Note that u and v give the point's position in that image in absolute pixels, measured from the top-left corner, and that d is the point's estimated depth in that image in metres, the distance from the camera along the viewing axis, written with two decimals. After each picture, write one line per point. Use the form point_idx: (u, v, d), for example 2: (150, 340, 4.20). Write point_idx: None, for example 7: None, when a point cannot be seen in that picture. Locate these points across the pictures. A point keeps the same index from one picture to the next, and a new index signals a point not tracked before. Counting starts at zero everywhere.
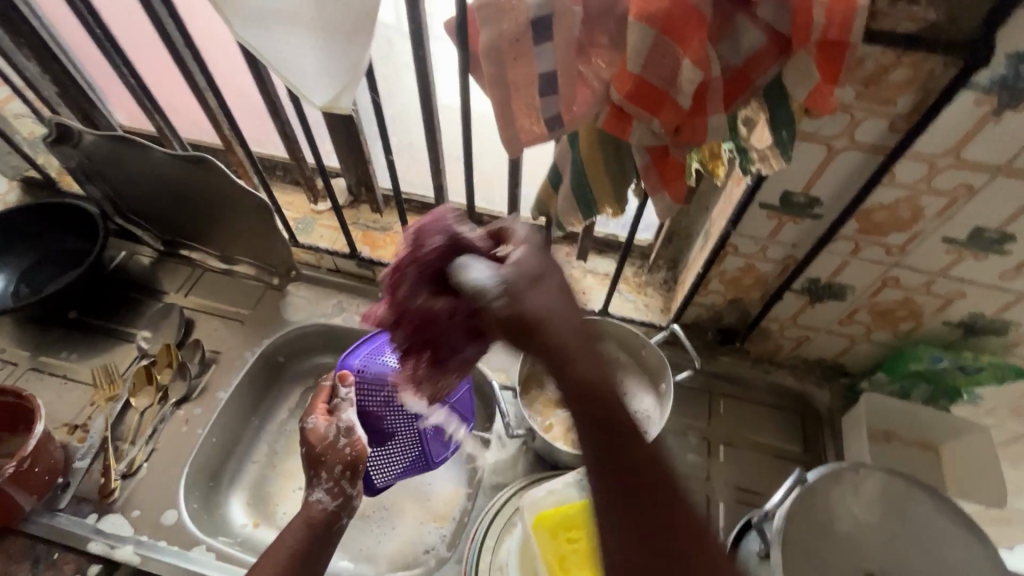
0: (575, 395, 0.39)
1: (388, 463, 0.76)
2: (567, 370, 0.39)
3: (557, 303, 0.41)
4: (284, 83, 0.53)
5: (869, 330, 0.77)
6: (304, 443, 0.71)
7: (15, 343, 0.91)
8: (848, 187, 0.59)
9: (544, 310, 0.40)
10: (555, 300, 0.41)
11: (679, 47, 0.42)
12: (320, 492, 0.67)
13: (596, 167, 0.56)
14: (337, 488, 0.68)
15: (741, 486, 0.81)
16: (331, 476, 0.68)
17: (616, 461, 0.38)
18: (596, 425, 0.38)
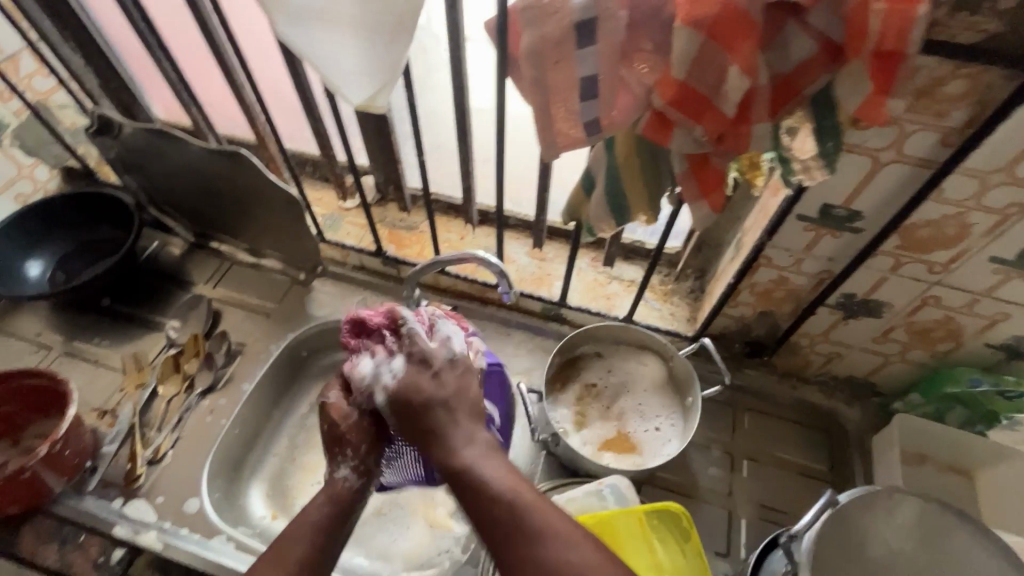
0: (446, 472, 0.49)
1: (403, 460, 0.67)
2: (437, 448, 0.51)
3: (428, 382, 0.55)
4: (323, 80, 0.54)
5: (905, 348, 0.74)
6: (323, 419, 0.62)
7: (50, 327, 0.93)
8: (892, 202, 0.57)
9: (418, 392, 0.54)
10: (429, 380, 0.54)
11: (726, 54, 0.41)
12: (346, 468, 0.59)
13: (631, 173, 0.56)
14: (363, 466, 0.60)
15: (766, 504, 0.79)
16: (357, 453, 0.60)
17: (495, 544, 0.44)
18: (460, 494, 0.47)
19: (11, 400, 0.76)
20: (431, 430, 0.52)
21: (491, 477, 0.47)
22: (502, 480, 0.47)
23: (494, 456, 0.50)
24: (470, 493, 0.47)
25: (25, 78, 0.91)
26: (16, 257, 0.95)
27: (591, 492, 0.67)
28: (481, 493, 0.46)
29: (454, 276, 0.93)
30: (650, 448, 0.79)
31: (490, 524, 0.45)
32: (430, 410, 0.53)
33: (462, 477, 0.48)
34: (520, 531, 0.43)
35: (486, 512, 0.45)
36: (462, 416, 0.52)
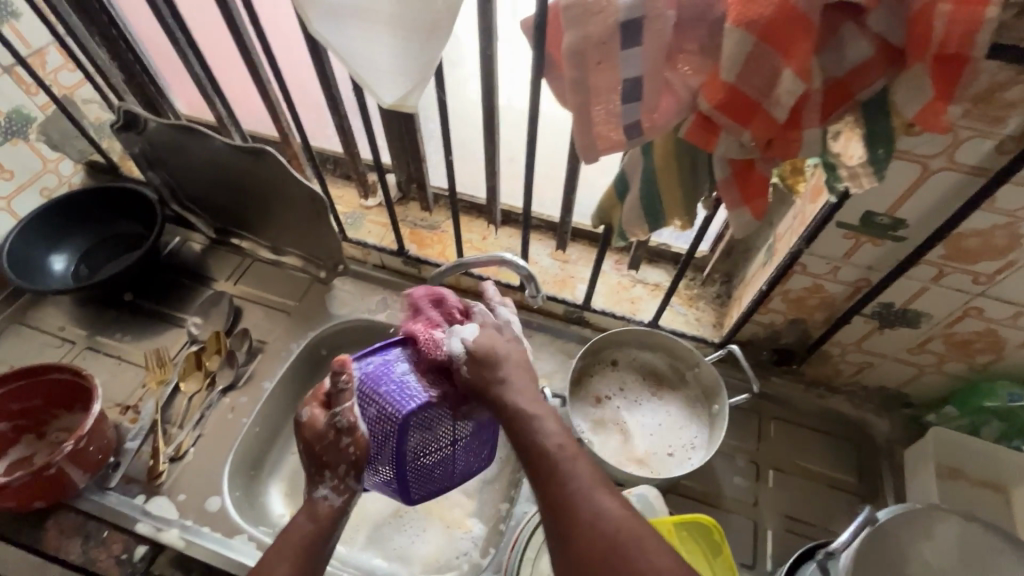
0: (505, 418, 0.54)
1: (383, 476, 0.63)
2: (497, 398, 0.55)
3: (500, 342, 0.58)
4: (355, 78, 0.53)
5: (942, 360, 0.72)
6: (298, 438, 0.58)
7: (74, 322, 0.94)
8: (939, 210, 0.55)
9: (490, 349, 0.57)
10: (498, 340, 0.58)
11: (780, 57, 0.40)
12: (325, 488, 0.57)
13: (669, 177, 0.54)
14: (343, 486, 0.57)
15: (793, 515, 0.77)
16: (335, 475, 0.57)
17: (540, 483, 0.49)
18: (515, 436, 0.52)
19: (37, 394, 0.76)
20: (501, 381, 0.56)
21: (550, 433, 0.51)
22: (558, 437, 0.51)
23: (553, 414, 0.54)
24: (525, 439, 0.52)
25: (52, 73, 0.92)
26: (40, 251, 0.95)
27: None
28: (539, 443, 0.51)
29: (477, 276, 0.92)
30: (673, 458, 0.78)
31: (544, 472, 0.49)
32: (501, 365, 0.56)
33: (521, 422, 0.53)
34: (570, 482, 0.48)
35: (540, 462, 0.50)
36: (518, 379, 0.56)
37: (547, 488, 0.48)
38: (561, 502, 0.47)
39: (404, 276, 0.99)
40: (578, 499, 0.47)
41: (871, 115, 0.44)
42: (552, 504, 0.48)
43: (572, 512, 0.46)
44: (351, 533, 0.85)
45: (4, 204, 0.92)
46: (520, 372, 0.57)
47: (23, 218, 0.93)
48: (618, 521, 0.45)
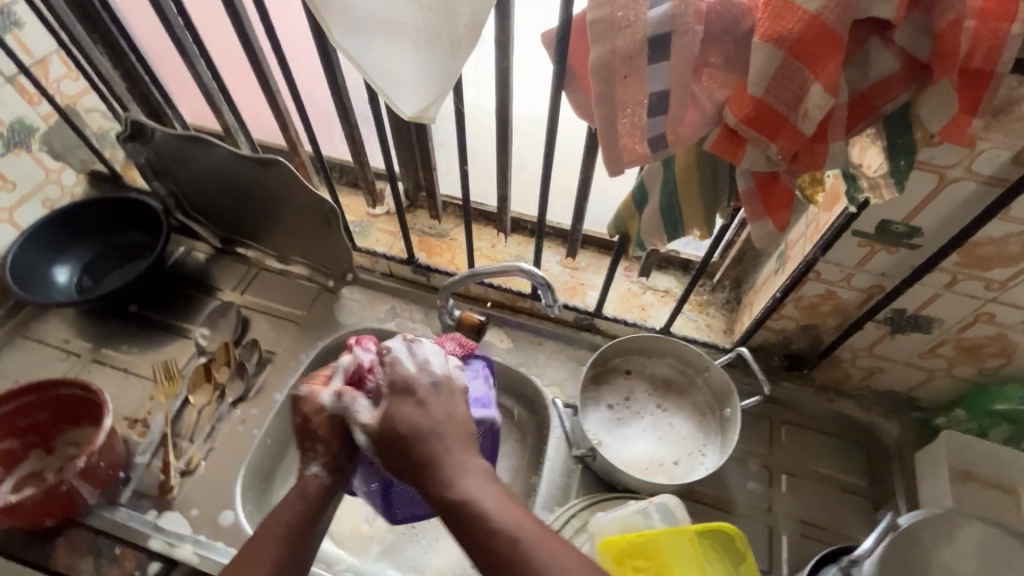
0: (439, 508, 0.45)
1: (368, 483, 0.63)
2: (426, 485, 0.46)
3: (416, 415, 0.49)
4: (375, 89, 0.52)
5: (952, 364, 0.73)
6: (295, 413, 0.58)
7: (79, 334, 0.93)
8: (955, 219, 0.56)
9: (408, 426, 0.48)
10: (414, 413, 0.49)
11: (808, 72, 0.40)
12: (315, 466, 0.55)
13: (689, 188, 0.55)
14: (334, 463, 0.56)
15: (807, 520, 0.78)
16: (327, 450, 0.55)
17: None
18: (455, 527, 0.43)
19: (45, 410, 0.75)
20: (426, 462, 0.46)
21: (489, 509, 0.43)
22: (498, 510, 0.43)
23: (489, 479, 0.46)
24: (468, 529, 0.43)
25: (55, 82, 0.91)
26: (43, 263, 0.93)
27: (637, 510, 0.66)
28: (481, 528, 0.43)
29: (487, 284, 0.92)
30: (686, 466, 0.78)
31: (493, 563, 0.42)
32: (416, 444, 0.47)
33: (462, 509, 0.44)
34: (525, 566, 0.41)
35: (486, 550, 0.42)
36: (453, 445, 0.47)
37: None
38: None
39: (412, 284, 0.98)
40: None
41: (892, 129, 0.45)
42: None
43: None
44: (364, 545, 0.84)
45: (6, 215, 0.90)
46: (443, 440, 0.47)
47: (26, 229, 0.92)
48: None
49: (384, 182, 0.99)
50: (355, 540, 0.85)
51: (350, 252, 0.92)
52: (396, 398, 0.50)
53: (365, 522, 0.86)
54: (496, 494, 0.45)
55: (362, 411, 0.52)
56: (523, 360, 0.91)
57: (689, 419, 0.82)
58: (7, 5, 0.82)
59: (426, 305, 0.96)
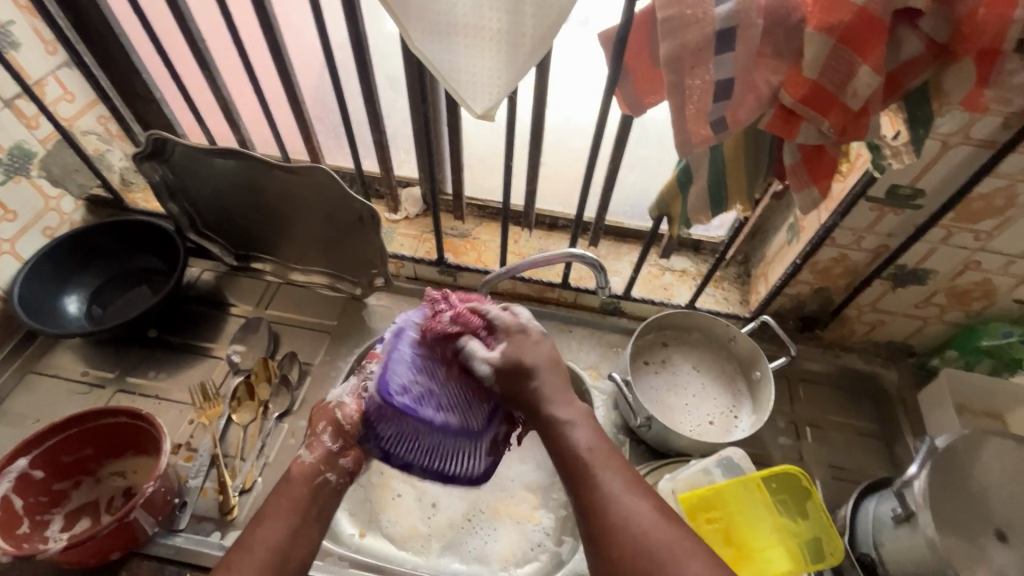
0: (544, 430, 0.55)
1: (432, 461, 0.59)
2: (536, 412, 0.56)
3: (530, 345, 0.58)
4: (449, 90, 0.56)
5: (943, 311, 0.83)
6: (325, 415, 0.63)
7: (98, 365, 0.89)
8: (952, 179, 0.65)
9: (524, 355, 0.57)
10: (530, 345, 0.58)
11: (857, 55, 0.47)
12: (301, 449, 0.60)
13: (736, 167, 0.61)
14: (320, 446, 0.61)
15: (834, 464, 0.86)
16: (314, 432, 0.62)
17: (573, 487, 0.51)
18: (551, 449, 0.54)
19: (90, 443, 0.72)
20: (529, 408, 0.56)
21: (585, 444, 0.53)
22: (597, 447, 0.53)
23: (588, 424, 0.55)
24: (559, 447, 0.53)
25: (52, 104, 0.87)
26: (50, 293, 0.89)
27: (699, 468, 0.71)
28: (567, 448, 0.53)
29: (517, 278, 0.96)
30: (722, 428, 0.85)
31: (586, 485, 0.50)
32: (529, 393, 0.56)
33: (556, 433, 0.54)
34: (609, 491, 0.49)
35: (580, 479, 0.51)
36: (557, 385, 0.57)
37: (588, 508, 0.49)
38: (595, 515, 0.48)
39: (439, 285, 1.00)
40: (616, 509, 0.48)
41: (914, 102, 0.53)
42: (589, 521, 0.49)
43: (610, 526, 0.47)
44: (425, 543, 0.85)
45: (8, 246, 0.85)
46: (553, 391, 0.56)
47: (29, 259, 0.87)
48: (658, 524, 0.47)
49: (404, 188, 1.01)
50: (415, 540, 0.86)
51: (383, 243, 0.89)
52: (516, 347, 0.58)
53: (422, 521, 0.87)
54: (593, 434, 0.54)
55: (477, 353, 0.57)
56: (557, 347, 0.94)
57: (727, 384, 0.89)
58: (4, 26, 0.78)
59: None
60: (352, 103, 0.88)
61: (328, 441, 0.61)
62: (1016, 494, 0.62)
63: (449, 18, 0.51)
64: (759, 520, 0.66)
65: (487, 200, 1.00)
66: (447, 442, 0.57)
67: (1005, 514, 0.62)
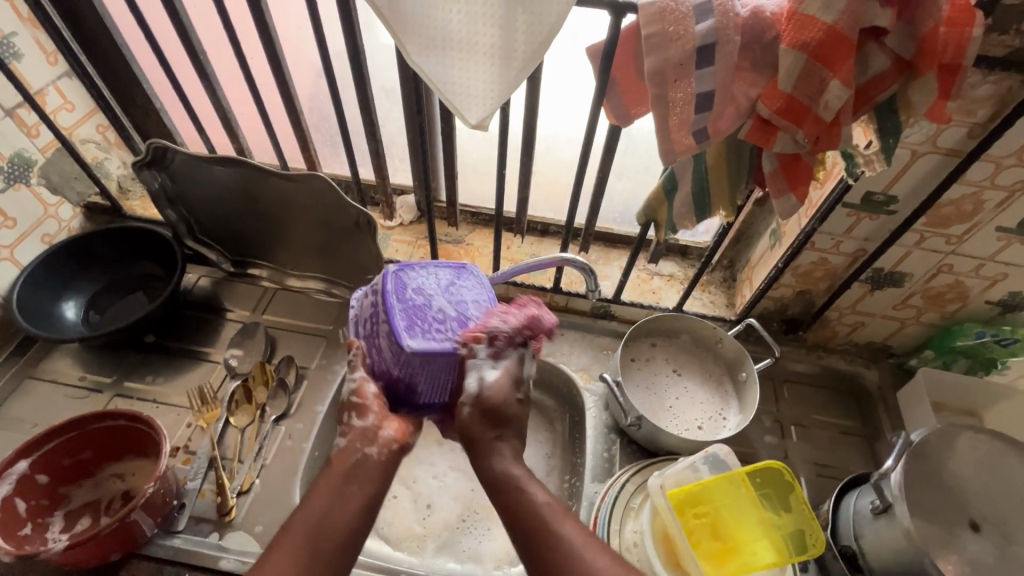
0: (494, 485, 0.58)
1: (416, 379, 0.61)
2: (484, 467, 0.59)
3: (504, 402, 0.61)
4: (445, 102, 0.58)
5: (920, 312, 0.86)
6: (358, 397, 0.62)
7: (96, 370, 0.90)
8: (922, 186, 0.69)
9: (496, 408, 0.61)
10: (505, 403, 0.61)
11: (828, 70, 0.50)
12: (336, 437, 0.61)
13: (718, 175, 0.64)
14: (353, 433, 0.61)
15: (819, 462, 0.89)
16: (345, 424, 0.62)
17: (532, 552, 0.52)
18: (504, 507, 0.56)
19: (91, 444, 0.74)
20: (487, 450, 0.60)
21: (540, 498, 0.55)
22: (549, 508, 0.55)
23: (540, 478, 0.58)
24: (511, 502, 0.55)
25: (53, 114, 0.88)
26: (48, 298, 0.90)
27: (686, 464, 0.73)
28: (518, 506, 0.55)
29: (510, 282, 0.98)
30: (709, 426, 0.87)
31: (545, 549, 0.52)
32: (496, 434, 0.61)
33: (506, 488, 0.57)
34: (570, 553, 0.51)
35: (544, 549, 0.52)
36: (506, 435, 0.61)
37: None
38: None
39: None
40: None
41: (884, 113, 0.56)
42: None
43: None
44: (420, 543, 0.87)
45: (7, 252, 0.86)
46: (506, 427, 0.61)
47: (28, 265, 0.88)
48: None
49: (398, 195, 1.03)
50: (410, 540, 0.87)
51: (378, 249, 0.91)
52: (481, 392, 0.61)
53: (418, 522, 0.89)
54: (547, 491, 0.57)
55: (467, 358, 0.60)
56: (549, 350, 0.97)
57: (713, 385, 0.91)
58: (7, 37, 0.79)
59: None
60: (348, 114, 0.91)
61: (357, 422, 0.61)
62: (990, 485, 0.65)
63: (445, 35, 0.54)
64: (743, 514, 0.69)
65: (479, 207, 1.03)
66: (431, 371, 0.60)
67: (980, 506, 0.64)
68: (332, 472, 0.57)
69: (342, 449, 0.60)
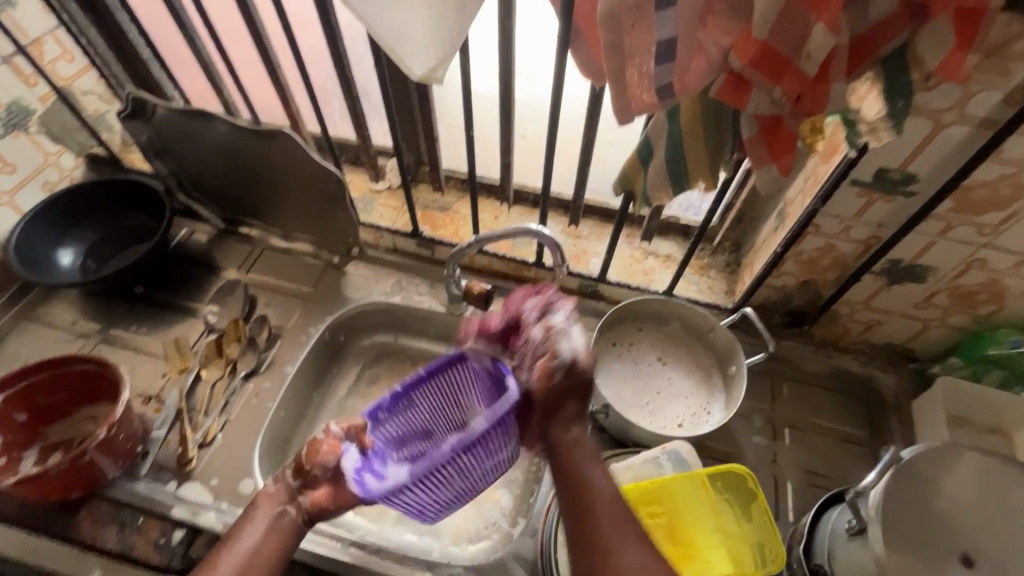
0: (552, 441, 0.55)
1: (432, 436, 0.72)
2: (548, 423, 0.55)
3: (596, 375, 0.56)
4: (383, 45, 0.52)
5: (946, 313, 0.75)
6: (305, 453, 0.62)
7: (87, 316, 0.93)
8: (948, 163, 0.58)
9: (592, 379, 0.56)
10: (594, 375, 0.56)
11: (811, 12, 0.42)
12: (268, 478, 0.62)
13: (694, 141, 0.56)
14: (287, 476, 0.61)
15: (812, 470, 0.80)
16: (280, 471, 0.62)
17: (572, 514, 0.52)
18: (558, 463, 0.55)
19: (65, 387, 0.77)
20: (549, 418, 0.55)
21: (593, 470, 0.54)
22: (600, 479, 0.53)
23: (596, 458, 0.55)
24: (565, 459, 0.54)
25: (51, 63, 0.90)
26: (46, 245, 0.93)
27: (648, 459, 0.68)
28: (572, 463, 0.54)
29: (491, 254, 0.93)
30: (688, 422, 0.81)
31: (585, 514, 0.52)
32: (548, 419, 0.55)
33: (565, 444, 0.55)
34: (607, 527, 0.51)
35: (585, 514, 0.51)
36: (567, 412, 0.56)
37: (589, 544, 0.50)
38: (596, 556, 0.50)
39: (417, 258, 0.99)
40: (608, 553, 0.50)
41: (891, 70, 0.47)
42: (586, 563, 0.50)
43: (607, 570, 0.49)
44: (380, 512, 0.86)
45: (7, 198, 0.90)
46: (573, 411, 0.56)
47: (28, 212, 0.92)
48: (649, 570, 0.49)
49: (386, 158, 1.00)
50: (370, 508, 0.86)
51: (354, 212, 0.91)
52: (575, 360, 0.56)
53: None
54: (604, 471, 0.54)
55: (555, 337, 0.57)
56: None
57: (700, 378, 0.84)
58: None
59: (432, 278, 0.97)
60: (329, 72, 0.88)
61: (289, 477, 0.62)
62: (993, 518, 0.56)
63: None
64: (700, 519, 0.63)
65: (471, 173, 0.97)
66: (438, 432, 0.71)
67: (977, 538, 0.56)
68: (256, 521, 0.59)
69: (271, 493, 0.61)
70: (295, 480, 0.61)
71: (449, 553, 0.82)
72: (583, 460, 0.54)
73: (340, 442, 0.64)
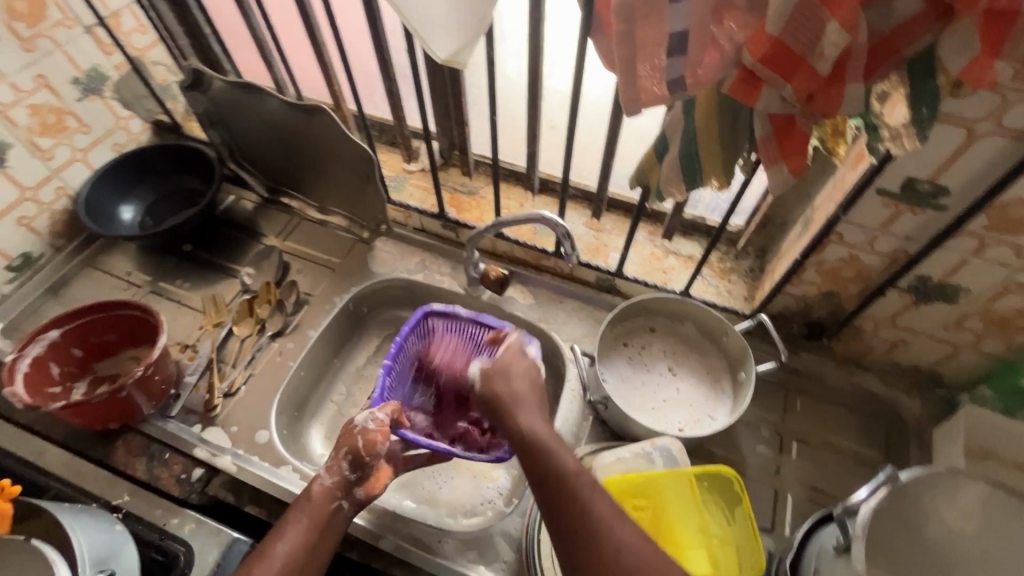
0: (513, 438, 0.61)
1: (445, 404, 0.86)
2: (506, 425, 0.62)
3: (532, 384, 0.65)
4: (409, 28, 0.53)
5: (979, 338, 0.71)
6: (352, 442, 0.72)
7: (141, 268, 1.02)
8: (983, 176, 0.55)
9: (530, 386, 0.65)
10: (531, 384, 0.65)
11: (826, 9, 0.41)
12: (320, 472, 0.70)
13: (708, 138, 0.55)
14: (338, 469, 0.70)
15: (816, 487, 0.78)
16: (335, 458, 0.71)
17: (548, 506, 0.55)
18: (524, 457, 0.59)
19: (114, 328, 0.85)
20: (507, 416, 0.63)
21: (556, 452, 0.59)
22: (580, 472, 0.57)
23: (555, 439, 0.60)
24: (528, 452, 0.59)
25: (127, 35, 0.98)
26: (111, 201, 1.02)
27: (640, 454, 0.69)
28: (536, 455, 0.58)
29: (511, 241, 0.95)
30: (691, 424, 0.80)
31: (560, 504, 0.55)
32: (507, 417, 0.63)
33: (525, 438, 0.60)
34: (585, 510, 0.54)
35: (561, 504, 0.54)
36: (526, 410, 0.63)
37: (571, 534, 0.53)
38: (581, 541, 0.52)
39: (441, 240, 1.02)
40: (590, 534, 0.53)
41: (915, 74, 0.45)
42: (574, 554, 0.53)
43: (592, 552, 0.52)
44: None
45: (80, 155, 0.99)
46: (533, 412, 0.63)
47: (97, 169, 1.01)
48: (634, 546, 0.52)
49: (420, 141, 1.04)
50: None
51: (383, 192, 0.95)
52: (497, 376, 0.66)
53: None
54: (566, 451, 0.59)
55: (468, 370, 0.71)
56: (544, 315, 0.92)
57: (708, 381, 0.83)
58: None
59: (454, 260, 1.00)
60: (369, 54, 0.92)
61: (345, 469, 0.70)
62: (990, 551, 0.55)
63: None
64: (685, 517, 0.63)
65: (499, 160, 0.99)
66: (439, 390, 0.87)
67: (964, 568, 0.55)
68: (306, 513, 0.66)
69: (326, 486, 0.69)
70: (348, 469, 0.71)
71: (444, 523, 0.85)
72: (560, 458, 0.57)
73: (387, 429, 0.73)
